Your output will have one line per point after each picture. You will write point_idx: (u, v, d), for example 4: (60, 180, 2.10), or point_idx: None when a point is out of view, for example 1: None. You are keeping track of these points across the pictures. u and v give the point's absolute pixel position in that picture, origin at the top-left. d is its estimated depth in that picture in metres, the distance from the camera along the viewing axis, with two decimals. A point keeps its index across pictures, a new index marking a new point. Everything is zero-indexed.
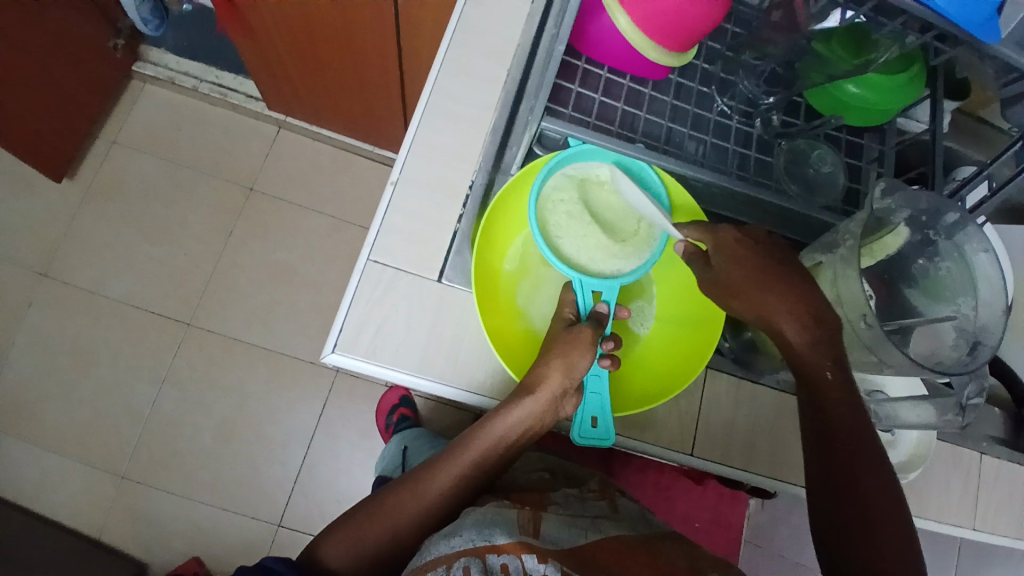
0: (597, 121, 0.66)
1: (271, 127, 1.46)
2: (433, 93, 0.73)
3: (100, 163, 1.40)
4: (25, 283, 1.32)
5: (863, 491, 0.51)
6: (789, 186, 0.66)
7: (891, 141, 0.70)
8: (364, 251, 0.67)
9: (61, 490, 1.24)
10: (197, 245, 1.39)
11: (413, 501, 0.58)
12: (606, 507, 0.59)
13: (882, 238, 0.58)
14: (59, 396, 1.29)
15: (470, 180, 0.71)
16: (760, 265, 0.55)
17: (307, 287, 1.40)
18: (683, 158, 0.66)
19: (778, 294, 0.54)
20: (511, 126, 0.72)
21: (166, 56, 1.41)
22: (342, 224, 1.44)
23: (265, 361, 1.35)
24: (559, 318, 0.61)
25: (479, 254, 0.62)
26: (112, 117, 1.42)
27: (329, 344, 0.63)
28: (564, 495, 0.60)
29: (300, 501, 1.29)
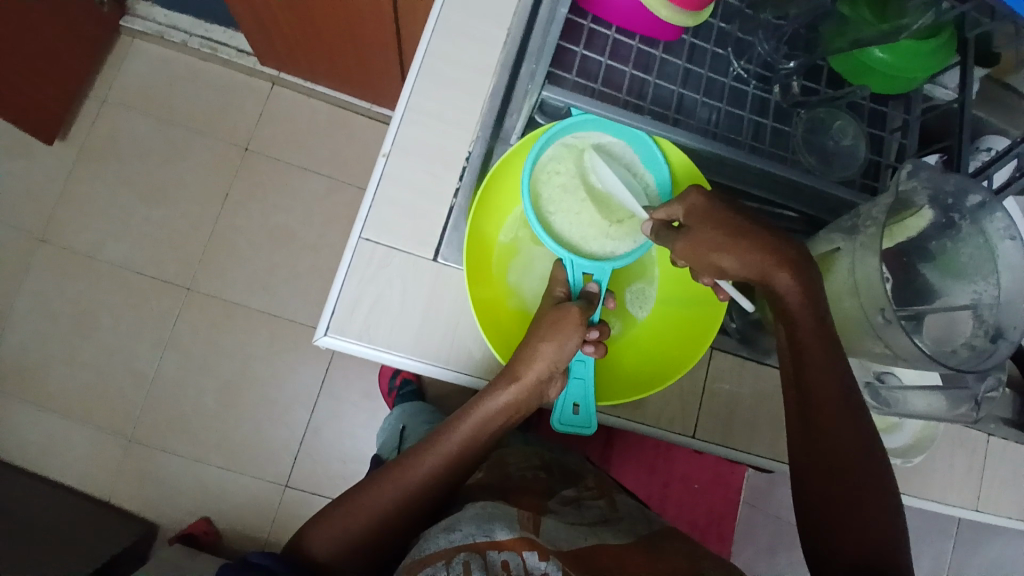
0: (603, 88, 0.61)
1: (265, 83, 1.41)
2: (427, 55, 0.68)
3: (91, 123, 1.36)
4: (22, 247, 1.31)
5: (844, 472, 0.50)
6: (805, 159, 0.62)
7: (916, 110, 0.66)
8: (357, 227, 0.64)
9: (71, 453, 1.26)
10: (194, 208, 1.36)
11: (397, 488, 0.55)
12: (604, 510, 0.59)
13: (905, 219, 0.55)
14: (62, 361, 1.29)
15: (468, 151, 0.67)
16: (741, 224, 0.52)
17: (307, 251, 1.38)
18: (694, 128, 0.62)
19: (765, 245, 0.51)
20: (511, 91, 0.68)
21: (153, 10, 1.36)
22: (341, 185, 1.41)
23: (267, 326, 1.35)
24: (549, 295, 0.57)
25: (473, 223, 0.59)
26: (100, 74, 1.36)
27: (321, 325, 0.61)
28: (562, 498, 0.59)
29: (305, 464, 1.31)
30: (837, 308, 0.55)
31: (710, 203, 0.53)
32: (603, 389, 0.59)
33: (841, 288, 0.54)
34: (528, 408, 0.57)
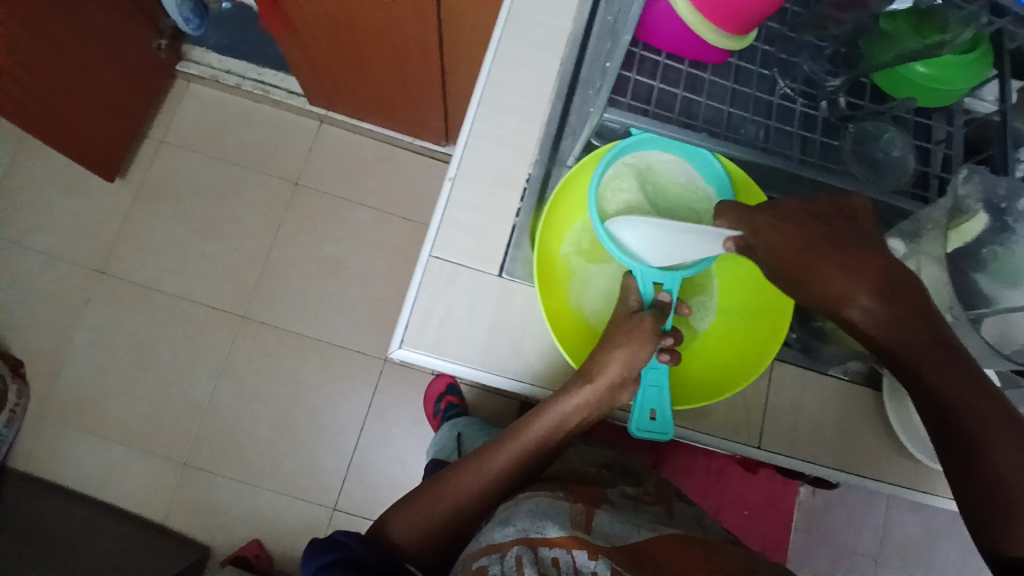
0: (655, 109, 0.65)
1: (312, 122, 1.48)
2: (486, 85, 0.73)
3: (150, 163, 1.44)
4: (85, 281, 1.37)
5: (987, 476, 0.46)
6: (855, 170, 0.65)
7: (958, 122, 0.68)
8: (426, 246, 0.67)
9: (128, 479, 1.30)
10: (245, 241, 1.42)
11: (475, 480, 0.58)
12: (660, 515, 0.56)
13: (961, 224, 0.56)
14: (120, 389, 1.34)
15: (527, 173, 0.71)
16: (805, 252, 0.52)
17: (353, 281, 1.42)
18: (743, 144, 0.65)
19: (834, 272, 0.51)
20: (566, 116, 0.72)
21: (208, 55, 1.44)
22: (385, 216, 1.46)
23: (316, 353, 1.38)
24: (622, 305, 0.61)
25: (543, 238, 0.62)
26: (159, 117, 1.45)
27: (395, 340, 0.65)
28: (619, 495, 0.57)
29: (354, 488, 1.33)
30: None
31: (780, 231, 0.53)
32: (678, 394, 0.61)
33: None
34: (598, 415, 0.59)
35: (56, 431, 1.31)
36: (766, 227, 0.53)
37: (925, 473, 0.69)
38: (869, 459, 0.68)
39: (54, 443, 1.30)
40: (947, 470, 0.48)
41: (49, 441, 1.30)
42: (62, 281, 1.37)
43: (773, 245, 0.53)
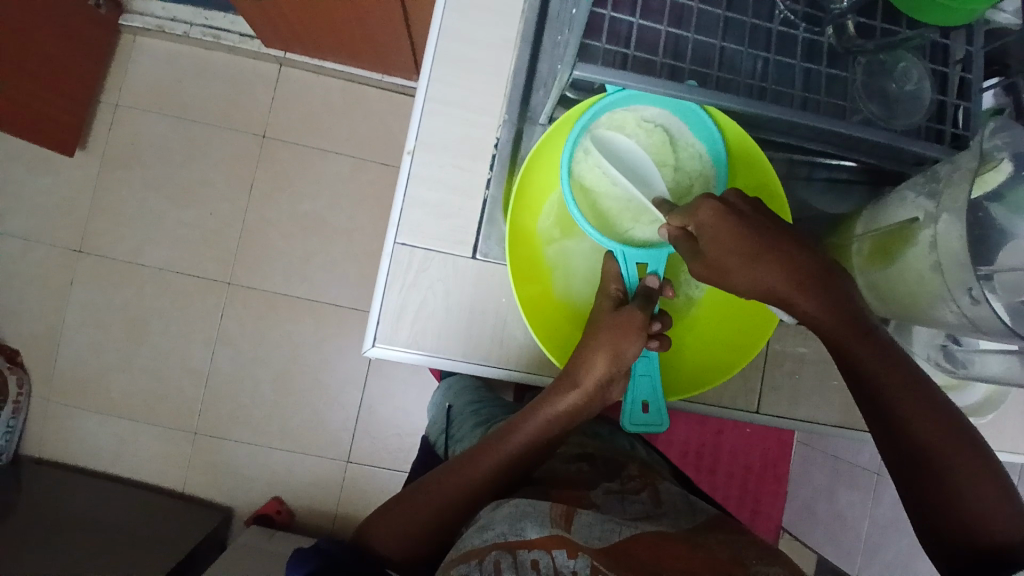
0: (637, 52, 0.56)
1: (273, 67, 1.37)
2: (442, 38, 0.64)
3: (108, 130, 1.35)
4: (64, 261, 1.33)
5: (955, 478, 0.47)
6: (865, 106, 0.57)
7: (981, 40, 0.59)
8: (390, 232, 0.62)
9: (142, 452, 1.32)
10: (222, 204, 1.36)
11: (457, 485, 0.55)
12: (648, 505, 0.54)
13: (985, 173, 0.49)
14: (119, 367, 1.33)
15: (496, 137, 0.63)
16: (754, 243, 0.49)
17: (337, 235, 1.37)
18: (739, 84, 0.57)
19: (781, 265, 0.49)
20: (535, 64, 0.63)
21: (150, 4, 1.30)
22: (362, 164, 1.38)
23: (310, 314, 1.36)
24: (604, 295, 0.56)
25: (516, 220, 0.57)
26: (109, 78, 1.34)
27: (368, 337, 0.61)
28: (604, 493, 0.54)
29: (364, 441, 1.35)
30: (916, 281, 0.48)
31: (720, 223, 0.50)
32: (669, 386, 0.58)
33: (919, 262, 0.48)
34: (588, 411, 0.57)
35: (64, 413, 1.32)
36: (711, 223, 0.50)
37: None
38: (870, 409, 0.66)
39: (64, 425, 1.31)
40: (914, 487, 0.48)
41: (59, 423, 1.31)
42: (39, 264, 1.33)
43: (716, 243, 0.50)
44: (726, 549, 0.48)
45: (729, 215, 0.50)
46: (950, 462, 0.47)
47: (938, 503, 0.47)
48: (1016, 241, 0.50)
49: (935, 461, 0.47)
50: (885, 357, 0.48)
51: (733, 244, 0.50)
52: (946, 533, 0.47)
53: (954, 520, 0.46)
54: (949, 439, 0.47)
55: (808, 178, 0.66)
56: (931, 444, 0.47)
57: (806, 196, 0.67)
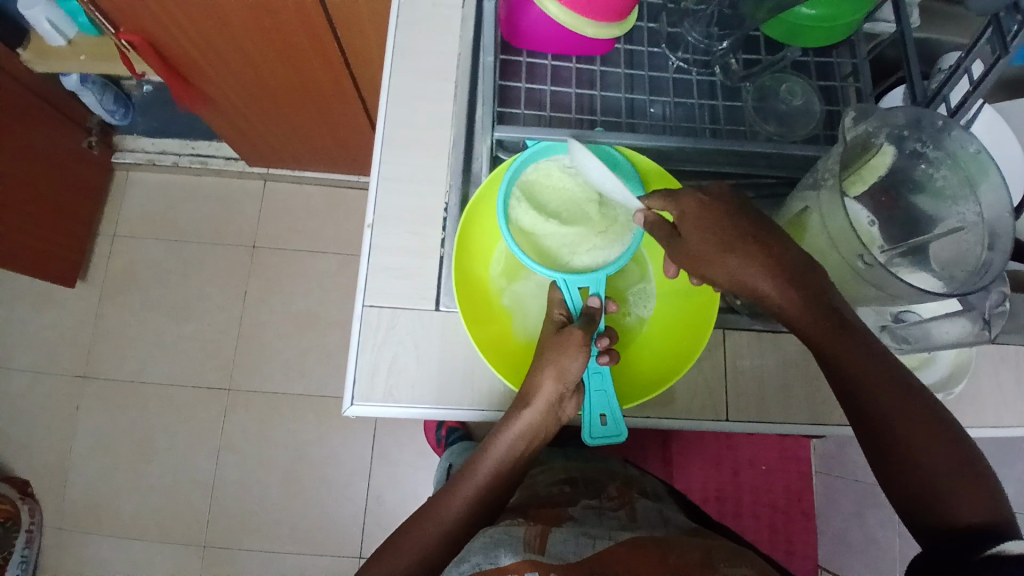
0: (554, 114, 0.64)
1: (257, 183, 1.48)
2: (386, 124, 0.72)
3: (107, 260, 1.43)
4: (70, 389, 1.38)
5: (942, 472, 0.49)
6: (764, 128, 0.64)
7: (862, 51, 0.66)
8: (358, 297, 0.67)
9: (151, 573, 1.30)
10: (217, 314, 1.42)
11: (437, 525, 0.54)
12: (624, 518, 0.55)
13: (869, 161, 0.55)
14: (126, 487, 1.34)
15: (445, 201, 0.70)
16: (729, 232, 0.53)
17: (330, 329, 1.42)
18: (651, 127, 0.65)
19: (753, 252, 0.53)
20: (472, 136, 0.72)
21: (140, 140, 1.43)
22: (348, 259, 1.46)
23: (310, 408, 1.39)
24: (550, 320, 0.61)
25: (463, 265, 0.62)
26: (107, 213, 1.45)
27: (347, 398, 0.64)
28: (582, 509, 0.56)
29: (375, 531, 1.33)
30: (826, 263, 0.53)
31: (704, 212, 0.54)
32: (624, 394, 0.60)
33: (823, 244, 0.52)
34: (545, 432, 0.59)
35: (72, 542, 1.31)
36: (694, 212, 0.54)
37: None
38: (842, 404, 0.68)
39: (72, 555, 1.30)
40: (907, 483, 0.50)
41: (67, 553, 1.30)
42: (45, 395, 1.37)
43: (695, 229, 0.54)
44: (698, 552, 0.49)
45: (712, 207, 0.54)
46: (938, 459, 0.49)
47: (928, 495, 0.49)
48: (933, 214, 0.54)
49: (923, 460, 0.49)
50: (859, 352, 0.51)
51: (712, 234, 0.53)
52: (941, 522, 0.48)
53: (930, 495, 0.49)
54: (923, 427, 0.50)
55: (739, 198, 0.71)
56: (915, 437, 0.50)
57: None
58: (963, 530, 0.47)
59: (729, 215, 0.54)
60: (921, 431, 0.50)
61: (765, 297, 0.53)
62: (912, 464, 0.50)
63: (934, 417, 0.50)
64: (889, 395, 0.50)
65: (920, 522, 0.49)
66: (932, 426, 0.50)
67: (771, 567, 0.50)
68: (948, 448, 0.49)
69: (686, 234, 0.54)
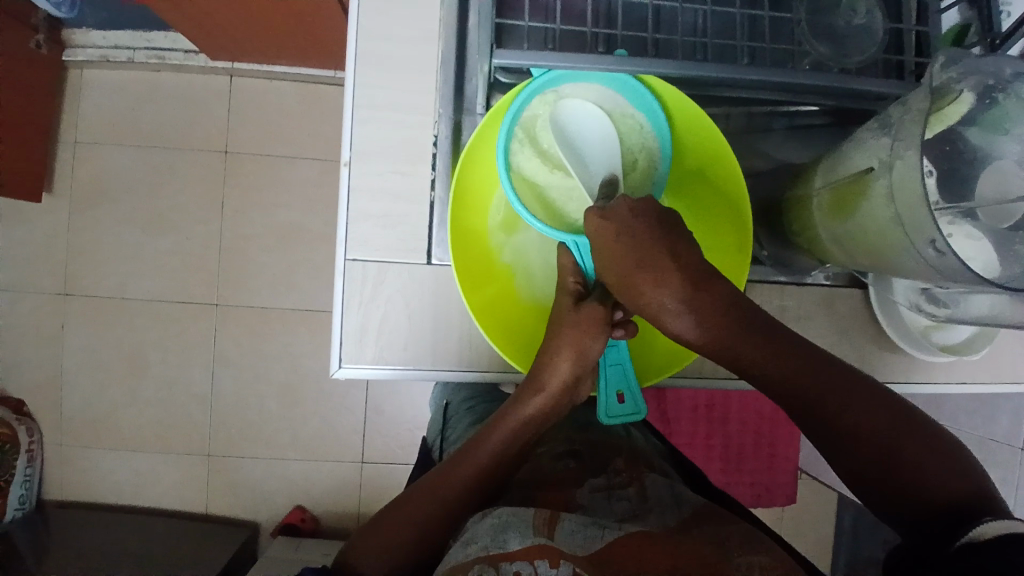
0: (564, 24, 0.56)
1: (224, 79, 1.33)
2: (361, 37, 0.60)
3: (71, 169, 1.33)
4: (53, 306, 1.33)
5: (908, 453, 0.45)
6: (814, 48, 0.53)
7: None
8: (339, 249, 0.60)
9: (162, 481, 1.34)
10: (197, 227, 1.34)
11: (435, 500, 0.53)
12: (634, 500, 0.53)
13: (945, 107, 0.46)
14: (125, 403, 1.34)
15: (434, 134, 0.61)
16: (639, 254, 0.49)
17: (317, 242, 1.35)
18: (677, 44, 0.56)
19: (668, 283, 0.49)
20: (465, 52, 0.61)
21: (89, 34, 1.26)
22: (331, 165, 1.35)
23: (303, 323, 1.35)
24: (563, 288, 0.56)
25: (461, 221, 0.56)
26: (63, 116, 1.32)
27: (334, 360, 0.59)
28: (589, 492, 0.54)
29: (376, 439, 1.36)
30: (878, 233, 0.46)
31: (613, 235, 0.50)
32: (641, 371, 0.58)
33: (880, 213, 0.45)
34: (559, 412, 0.58)
35: (79, 455, 1.33)
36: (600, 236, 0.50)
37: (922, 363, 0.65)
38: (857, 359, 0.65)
39: (81, 466, 1.33)
40: (871, 475, 0.45)
41: (76, 466, 1.33)
42: (28, 314, 1.33)
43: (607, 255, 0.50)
44: (710, 543, 0.47)
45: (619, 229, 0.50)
46: (902, 441, 0.45)
47: (901, 480, 0.45)
48: (999, 164, 0.47)
49: (889, 446, 0.45)
50: (794, 359, 0.48)
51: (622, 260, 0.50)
52: (918, 505, 0.44)
53: (902, 478, 0.44)
54: (875, 413, 0.46)
55: (768, 130, 0.63)
56: (872, 424, 0.46)
57: (766, 147, 0.63)
58: (941, 515, 0.43)
59: (640, 232, 0.50)
60: (875, 415, 0.46)
61: (671, 333, 0.50)
62: (876, 452, 0.45)
63: (881, 401, 0.47)
64: (834, 388, 0.47)
65: (894, 511, 0.45)
66: (884, 406, 0.47)
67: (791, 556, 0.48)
68: (911, 431, 0.46)
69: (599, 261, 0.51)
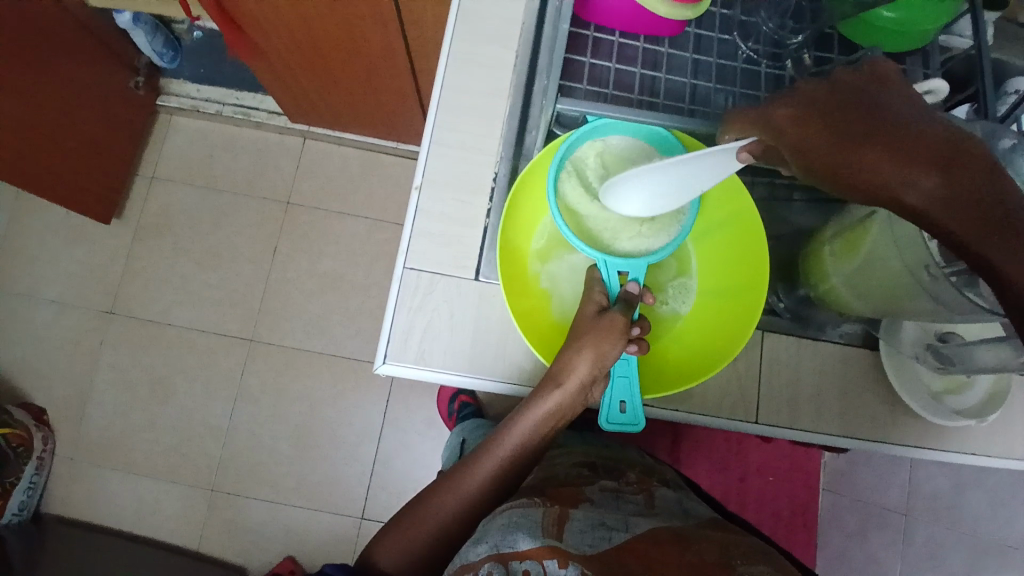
0: (616, 92, 0.64)
1: (296, 140, 1.48)
2: (444, 89, 0.71)
3: (143, 202, 1.45)
4: (96, 323, 1.40)
5: None
6: None
7: (936, 63, 0.65)
8: (400, 259, 0.67)
9: (159, 510, 1.33)
10: (246, 266, 1.43)
11: (456, 499, 0.60)
12: (641, 505, 0.57)
13: None
14: (142, 425, 1.36)
15: (494, 172, 0.70)
16: (855, 124, 0.42)
17: (354, 293, 1.43)
18: (712, 115, 0.63)
19: (875, 151, 0.40)
20: (528, 108, 0.71)
21: (186, 86, 1.43)
22: (379, 224, 1.46)
23: (328, 368, 1.40)
24: (588, 301, 0.60)
25: (506, 235, 0.62)
26: (147, 155, 1.46)
27: (380, 355, 0.64)
28: (599, 491, 0.58)
29: (380, 495, 1.35)
30: (884, 270, 0.52)
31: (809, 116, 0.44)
32: (647, 386, 0.61)
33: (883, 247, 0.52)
34: (572, 413, 0.61)
35: (85, 472, 1.34)
36: (791, 124, 0.45)
37: (934, 431, 0.68)
38: (871, 420, 0.67)
39: (85, 484, 1.34)
40: None
41: (80, 482, 1.33)
42: (72, 327, 1.39)
43: (800, 143, 0.44)
44: (715, 549, 0.49)
45: (820, 111, 0.44)
46: None
47: None
48: None
49: None
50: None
51: (823, 139, 0.43)
52: None
53: None
54: None
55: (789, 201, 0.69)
56: None
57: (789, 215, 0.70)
58: None
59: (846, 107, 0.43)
60: None
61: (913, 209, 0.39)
62: None
63: None
64: None
65: None
66: None
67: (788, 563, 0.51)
68: None
69: (793, 148, 0.45)
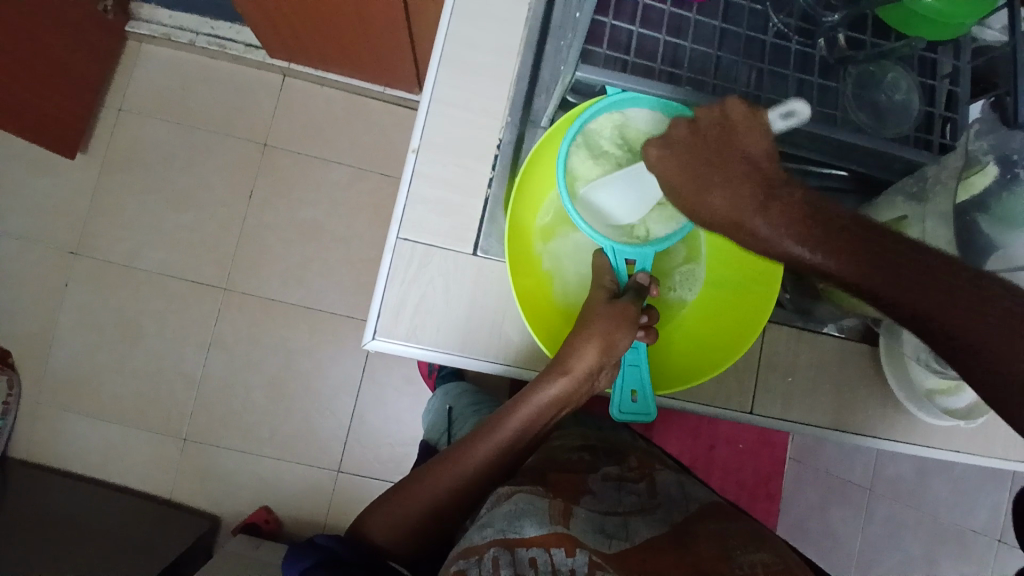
0: (636, 59, 0.59)
1: (277, 77, 1.39)
2: (448, 41, 0.66)
3: (110, 135, 1.36)
4: (60, 262, 1.33)
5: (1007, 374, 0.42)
6: (856, 117, 0.60)
7: (966, 56, 0.61)
8: (393, 227, 0.63)
9: (129, 457, 1.31)
10: (221, 210, 1.37)
11: (451, 475, 0.59)
12: (642, 496, 0.57)
13: (971, 176, 0.56)
14: (111, 370, 1.32)
15: (498, 138, 0.65)
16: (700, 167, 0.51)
17: (335, 244, 1.38)
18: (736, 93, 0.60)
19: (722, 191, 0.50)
20: (538, 70, 0.65)
21: (157, 11, 1.33)
22: (362, 173, 1.40)
23: (306, 320, 1.36)
24: (598, 286, 0.59)
25: (516, 212, 0.58)
26: (114, 85, 1.36)
27: (369, 330, 0.62)
28: (601, 480, 0.58)
29: (356, 449, 1.34)
30: None
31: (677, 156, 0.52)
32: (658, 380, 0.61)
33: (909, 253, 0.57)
34: (576, 399, 0.60)
35: (51, 416, 1.30)
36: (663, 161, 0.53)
37: (919, 427, 0.69)
38: (860, 414, 0.68)
39: (51, 428, 1.30)
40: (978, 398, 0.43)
41: (45, 426, 1.30)
42: (34, 265, 1.32)
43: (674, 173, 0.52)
44: (715, 544, 0.49)
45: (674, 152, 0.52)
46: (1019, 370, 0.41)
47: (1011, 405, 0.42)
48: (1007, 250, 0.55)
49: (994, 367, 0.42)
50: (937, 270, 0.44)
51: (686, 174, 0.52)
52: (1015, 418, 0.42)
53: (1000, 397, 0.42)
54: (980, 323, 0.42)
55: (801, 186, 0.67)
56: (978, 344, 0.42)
57: None
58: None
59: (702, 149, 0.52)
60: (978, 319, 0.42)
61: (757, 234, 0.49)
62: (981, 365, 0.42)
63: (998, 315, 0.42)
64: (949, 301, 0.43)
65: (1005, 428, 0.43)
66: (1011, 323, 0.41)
67: (790, 555, 0.51)
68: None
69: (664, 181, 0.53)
